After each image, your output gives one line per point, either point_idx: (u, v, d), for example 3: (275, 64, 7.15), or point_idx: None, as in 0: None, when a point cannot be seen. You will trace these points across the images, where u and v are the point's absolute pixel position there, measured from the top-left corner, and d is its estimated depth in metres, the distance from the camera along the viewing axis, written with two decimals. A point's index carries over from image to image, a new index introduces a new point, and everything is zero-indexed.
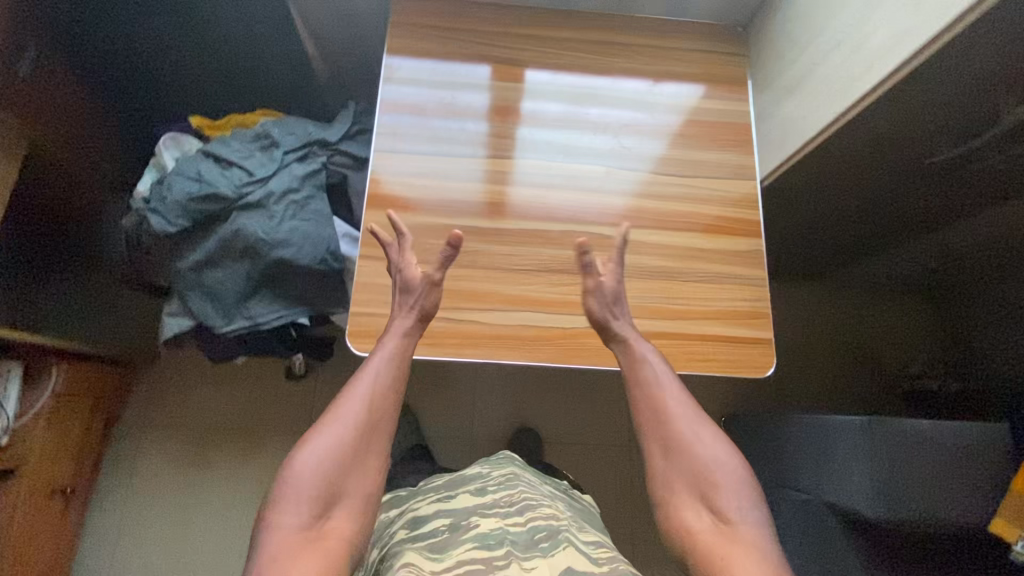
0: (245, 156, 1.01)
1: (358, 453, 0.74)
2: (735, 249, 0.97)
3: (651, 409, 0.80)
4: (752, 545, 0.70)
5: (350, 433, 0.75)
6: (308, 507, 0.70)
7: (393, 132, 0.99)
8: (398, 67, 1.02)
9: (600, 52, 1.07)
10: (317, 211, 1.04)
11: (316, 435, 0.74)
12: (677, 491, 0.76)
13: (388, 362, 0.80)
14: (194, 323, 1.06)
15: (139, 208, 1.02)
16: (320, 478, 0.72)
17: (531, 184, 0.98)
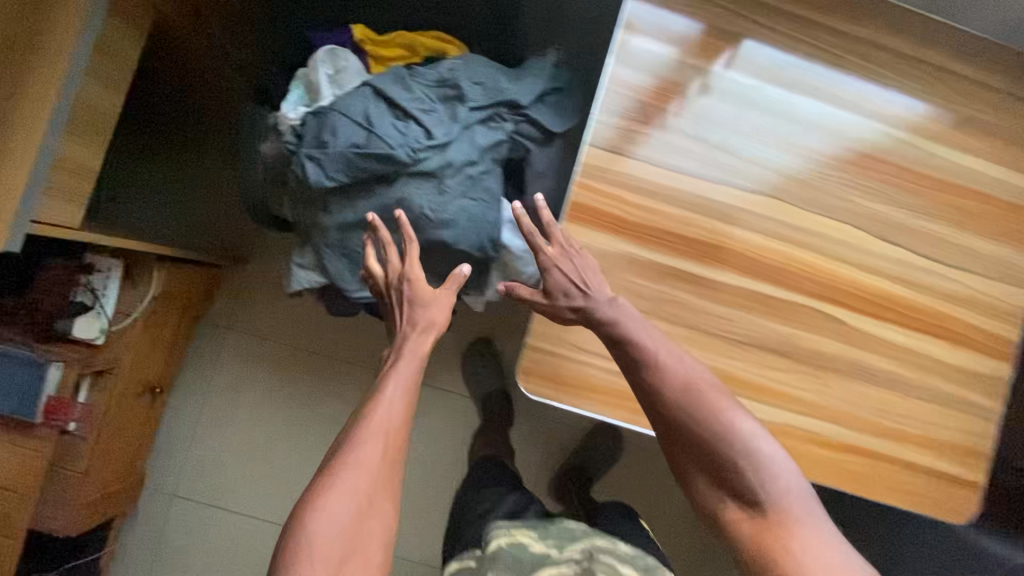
0: (423, 108, 0.82)
1: (370, 498, 0.68)
2: (977, 373, 0.81)
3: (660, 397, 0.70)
4: (798, 525, 0.65)
5: (370, 474, 0.69)
6: (329, 565, 0.63)
7: (618, 126, 0.78)
8: (641, 33, 0.78)
9: (898, 69, 0.81)
10: (491, 193, 0.86)
11: (325, 489, 0.67)
12: (699, 477, 0.70)
13: (402, 390, 0.76)
14: (324, 281, 0.93)
15: (286, 140, 0.83)
16: (338, 537, 0.65)
17: (768, 234, 0.79)
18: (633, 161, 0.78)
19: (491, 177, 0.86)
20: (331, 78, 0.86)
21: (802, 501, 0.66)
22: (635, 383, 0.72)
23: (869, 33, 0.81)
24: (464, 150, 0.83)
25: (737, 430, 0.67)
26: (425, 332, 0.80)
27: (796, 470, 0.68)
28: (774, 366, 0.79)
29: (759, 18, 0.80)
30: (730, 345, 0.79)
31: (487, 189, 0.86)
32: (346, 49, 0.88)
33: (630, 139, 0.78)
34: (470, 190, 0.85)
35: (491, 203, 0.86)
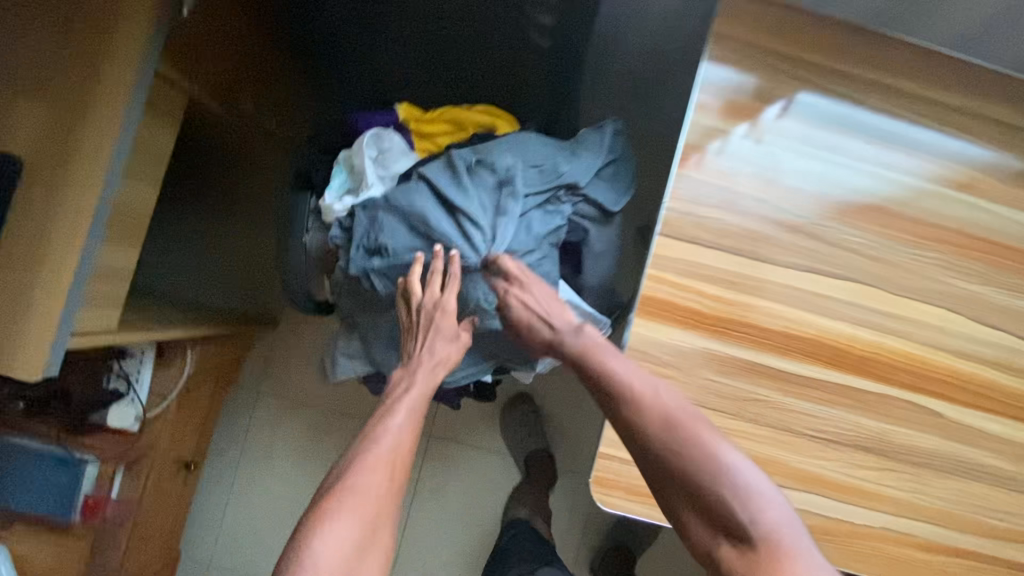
0: (478, 202, 0.77)
1: (373, 523, 0.65)
2: None
3: (642, 442, 0.62)
4: (791, 555, 0.56)
5: (369, 502, 0.66)
6: None
7: (689, 211, 0.73)
8: (711, 108, 0.73)
9: (987, 136, 0.76)
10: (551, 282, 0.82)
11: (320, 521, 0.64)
12: (686, 519, 0.61)
13: (409, 421, 0.74)
14: (372, 369, 0.89)
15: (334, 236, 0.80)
16: (340, 567, 0.61)
17: (856, 321, 0.74)
18: (708, 248, 0.72)
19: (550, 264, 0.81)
20: (377, 162, 0.82)
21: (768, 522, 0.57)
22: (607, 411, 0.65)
23: (954, 98, 0.76)
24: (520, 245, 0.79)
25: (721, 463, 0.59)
26: (438, 360, 0.78)
27: (775, 497, 0.59)
28: (867, 464, 0.73)
29: (836, 87, 0.75)
30: (819, 444, 0.73)
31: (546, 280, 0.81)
32: (392, 130, 0.84)
33: (703, 224, 0.73)
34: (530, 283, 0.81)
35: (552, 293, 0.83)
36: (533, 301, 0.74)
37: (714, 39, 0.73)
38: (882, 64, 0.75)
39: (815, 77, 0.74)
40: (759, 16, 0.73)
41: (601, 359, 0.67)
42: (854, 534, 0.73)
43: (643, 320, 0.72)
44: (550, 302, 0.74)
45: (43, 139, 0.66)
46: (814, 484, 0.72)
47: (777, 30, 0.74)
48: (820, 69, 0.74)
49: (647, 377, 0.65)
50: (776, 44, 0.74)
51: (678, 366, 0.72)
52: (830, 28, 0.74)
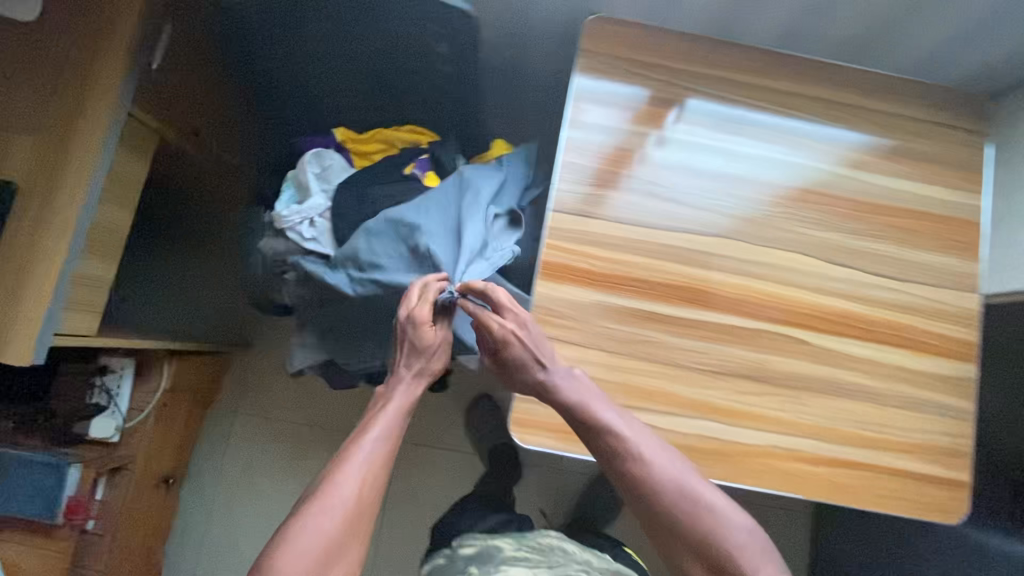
0: (463, 235, 0.89)
1: (345, 536, 0.73)
2: (941, 375, 0.86)
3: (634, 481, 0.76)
4: (750, 566, 0.73)
5: (343, 518, 0.73)
6: None
7: (575, 189, 0.87)
8: (586, 105, 0.89)
9: (820, 111, 0.92)
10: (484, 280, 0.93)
11: (283, 544, 0.71)
12: (664, 534, 0.76)
13: (385, 436, 0.80)
14: (326, 357, 1.01)
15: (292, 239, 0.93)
16: (310, 571, 0.70)
17: (725, 268, 0.87)
18: (594, 218, 0.87)
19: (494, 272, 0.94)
20: (319, 176, 0.96)
21: (718, 533, 0.74)
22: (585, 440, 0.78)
23: (787, 82, 0.92)
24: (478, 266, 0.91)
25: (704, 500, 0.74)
26: (422, 376, 0.85)
27: (745, 520, 0.75)
28: (749, 390, 0.84)
29: (689, 82, 0.90)
30: (705, 374, 0.84)
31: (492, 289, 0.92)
32: (332, 150, 0.99)
33: (588, 199, 0.87)
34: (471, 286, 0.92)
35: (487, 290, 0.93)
36: (529, 340, 0.79)
37: (582, 52, 0.89)
38: (724, 59, 0.91)
39: (671, 76, 0.90)
40: (616, 31, 0.90)
41: (592, 408, 0.76)
42: (745, 452, 0.83)
43: (543, 281, 0.85)
44: (539, 337, 0.80)
45: (32, 170, 0.81)
46: (705, 410, 0.83)
47: (632, 40, 0.91)
48: (671, 68, 0.90)
49: (637, 427, 0.77)
50: (633, 51, 0.91)
51: (576, 317, 0.84)
52: (676, 35, 0.91)
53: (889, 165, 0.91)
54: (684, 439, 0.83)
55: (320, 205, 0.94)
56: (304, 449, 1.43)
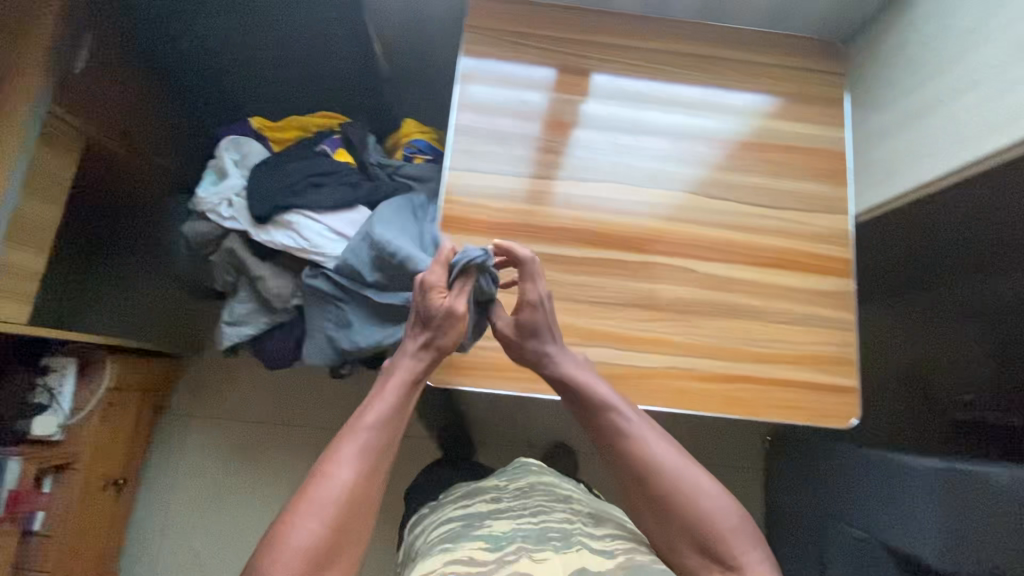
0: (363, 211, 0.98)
1: (343, 528, 0.68)
2: (822, 290, 0.92)
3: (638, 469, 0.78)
4: (748, 565, 0.74)
5: (341, 510, 0.69)
6: None
7: (469, 150, 0.95)
8: (475, 77, 0.97)
9: (688, 66, 1.01)
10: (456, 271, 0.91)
11: (274, 540, 0.66)
12: (669, 526, 0.77)
13: (387, 414, 0.75)
14: (255, 333, 1.04)
15: (215, 218, 0.99)
16: (304, 564, 0.65)
17: (614, 209, 0.94)
18: (488, 174, 0.94)
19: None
20: (238, 162, 1.03)
21: (712, 521, 0.76)
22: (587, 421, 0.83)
23: (660, 43, 1.01)
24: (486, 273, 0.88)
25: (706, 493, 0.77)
26: (429, 354, 0.81)
27: (742, 517, 0.77)
28: (643, 318, 0.90)
29: (567, 49, 1.00)
30: (600, 307, 0.90)
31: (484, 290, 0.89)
32: (250, 138, 1.06)
33: (481, 157, 0.95)
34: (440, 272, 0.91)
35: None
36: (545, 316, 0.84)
37: (468, 29, 0.98)
38: (599, 27, 1.00)
39: (550, 45, 1.00)
40: (498, 8, 1.00)
41: (592, 389, 0.83)
42: (642, 376, 0.88)
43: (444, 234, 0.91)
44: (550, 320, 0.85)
45: None
46: (604, 339, 0.89)
47: (513, 15, 1.00)
48: (551, 39, 1.00)
49: (643, 418, 0.81)
50: (515, 25, 1.00)
51: None
52: (554, 9, 1.01)
53: (757, 109, 1.00)
54: None
55: (238, 186, 1.00)
56: (258, 447, 1.45)
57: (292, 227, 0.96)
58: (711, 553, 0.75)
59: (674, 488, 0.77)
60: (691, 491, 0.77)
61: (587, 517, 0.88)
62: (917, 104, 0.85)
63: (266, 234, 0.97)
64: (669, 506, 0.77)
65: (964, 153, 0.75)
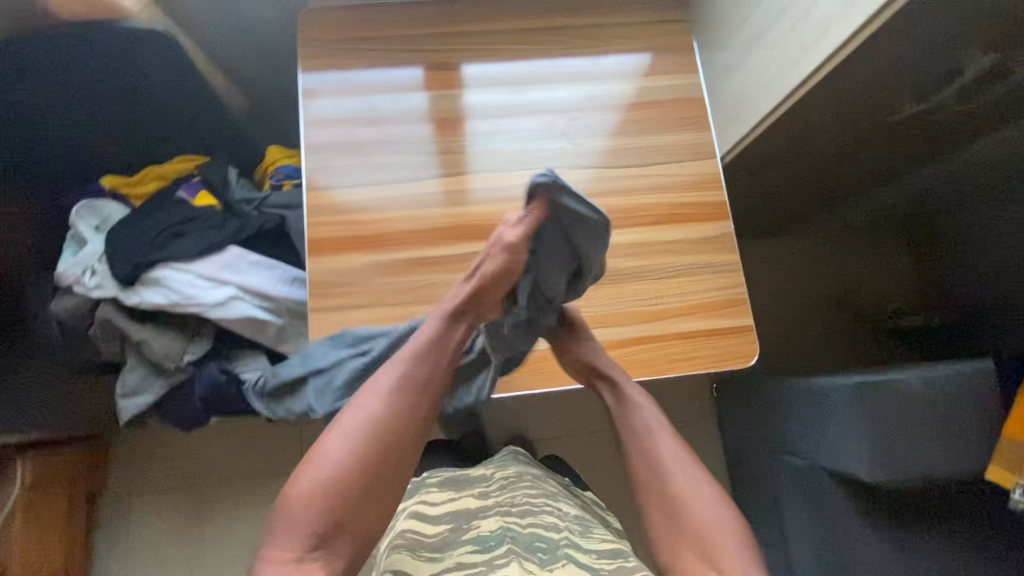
0: (231, 251, 0.95)
1: (374, 466, 0.67)
2: (702, 237, 0.93)
3: (650, 465, 0.78)
4: None
5: (370, 440, 0.67)
6: (307, 533, 0.64)
7: (327, 167, 0.92)
8: (319, 94, 0.94)
9: (533, 41, 0.99)
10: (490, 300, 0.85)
11: (312, 457, 0.67)
12: (677, 529, 0.73)
13: (423, 360, 0.73)
14: (155, 399, 1.00)
15: (84, 292, 0.94)
16: (333, 488, 0.65)
17: (485, 200, 0.93)
18: (350, 187, 0.91)
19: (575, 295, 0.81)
20: (97, 227, 0.98)
21: (720, 534, 0.71)
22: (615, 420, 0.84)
23: (504, 24, 1.00)
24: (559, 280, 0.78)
25: (714, 503, 0.74)
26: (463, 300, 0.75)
27: (751, 539, 0.71)
28: None
29: (408, 46, 0.97)
30: None
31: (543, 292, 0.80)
32: (106, 198, 1.01)
33: (341, 172, 0.92)
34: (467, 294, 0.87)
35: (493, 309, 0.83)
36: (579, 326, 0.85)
37: (302, 44, 0.95)
38: (439, 18, 0.98)
39: (390, 45, 0.97)
40: (331, 18, 0.97)
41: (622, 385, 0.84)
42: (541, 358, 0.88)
43: (314, 260, 0.88)
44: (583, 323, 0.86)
45: None
46: None
47: (348, 22, 0.97)
48: (392, 39, 0.97)
49: (664, 421, 0.81)
50: (351, 32, 0.96)
51: (353, 283, 0.87)
52: (389, 8, 0.98)
53: (609, 70, 0.99)
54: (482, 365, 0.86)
55: (99, 252, 0.96)
56: (203, 508, 1.39)
57: (162, 283, 0.92)
58: (714, 564, 0.69)
59: (685, 493, 0.74)
60: (704, 501, 0.74)
61: (577, 523, 0.85)
62: (748, 38, 0.85)
63: (136, 295, 0.92)
64: (678, 510, 0.74)
65: (790, 80, 0.76)
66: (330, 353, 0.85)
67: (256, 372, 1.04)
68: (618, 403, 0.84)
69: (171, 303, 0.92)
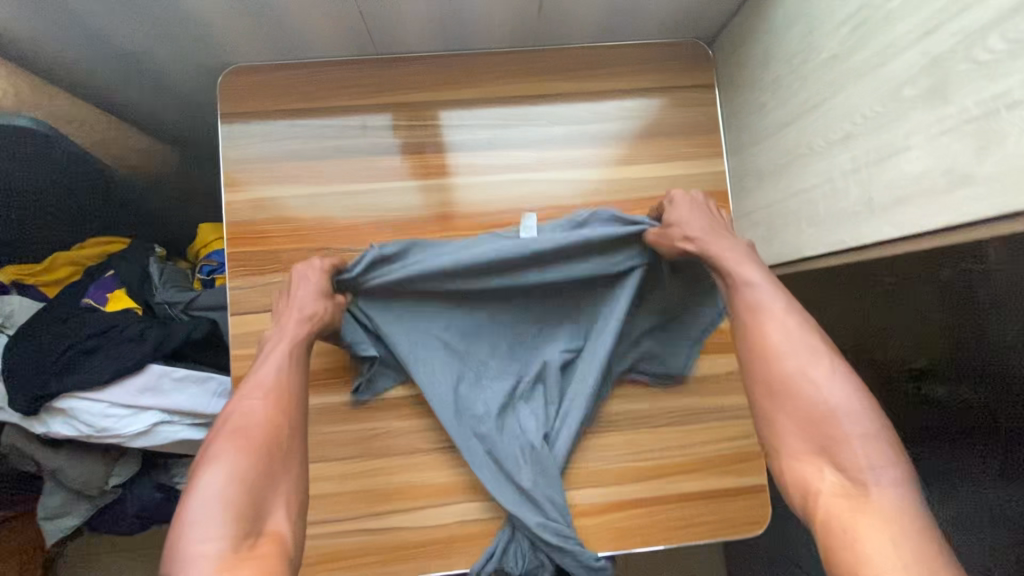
0: (148, 370, 0.80)
1: (275, 429, 0.59)
2: (714, 375, 0.77)
3: (750, 349, 0.59)
4: (883, 494, 0.47)
5: (268, 405, 0.60)
6: (226, 519, 0.51)
7: (256, 283, 0.75)
8: (247, 185, 0.76)
9: (514, 113, 0.80)
10: (502, 319, 0.75)
11: (202, 459, 0.55)
12: (784, 430, 0.55)
13: (285, 356, 0.64)
14: (81, 520, 0.88)
15: None
16: (244, 467, 0.54)
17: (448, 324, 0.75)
18: None
19: (529, 241, 0.71)
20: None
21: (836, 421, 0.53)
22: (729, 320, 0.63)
23: (476, 91, 0.80)
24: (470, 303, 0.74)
25: (842, 390, 0.54)
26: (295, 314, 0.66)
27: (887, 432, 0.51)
28: None
29: (361, 119, 0.78)
30: (452, 452, 0.74)
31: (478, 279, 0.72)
32: (8, 292, 0.84)
33: (273, 289, 0.75)
34: (465, 346, 0.74)
35: (501, 336, 0.75)
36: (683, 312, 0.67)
37: (225, 119, 0.76)
38: (395, 83, 0.78)
39: (335, 119, 0.78)
40: (259, 84, 0.77)
41: (743, 270, 0.63)
42: None
43: None
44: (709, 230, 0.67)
45: None
46: (462, 492, 0.73)
47: (281, 89, 0.77)
48: (336, 110, 0.78)
49: (785, 299, 0.60)
50: (284, 103, 0.77)
51: None
52: (332, 69, 0.78)
53: (608, 153, 0.80)
54: (445, 534, 0.73)
55: None
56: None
57: (69, 414, 0.78)
58: (830, 460, 0.52)
59: (794, 374, 0.56)
60: (820, 385, 0.54)
61: None
62: (786, 149, 0.66)
63: (43, 425, 0.79)
64: (782, 395, 0.56)
65: (843, 237, 0.57)
66: None
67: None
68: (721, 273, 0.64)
69: (83, 434, 0.79)
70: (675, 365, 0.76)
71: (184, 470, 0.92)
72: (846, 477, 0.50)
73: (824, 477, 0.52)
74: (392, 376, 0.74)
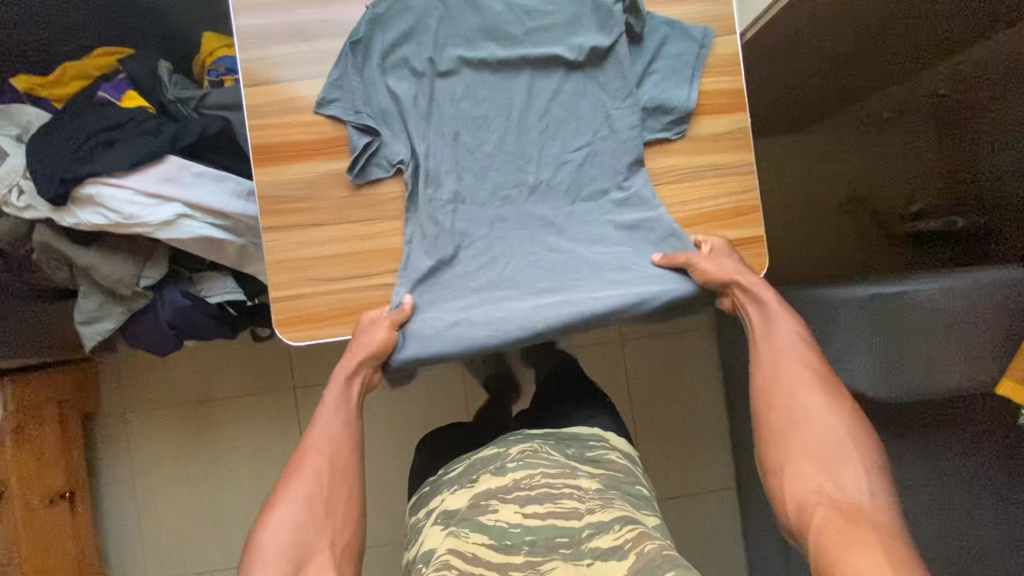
0: (166, 162, 0.82)
1: (339, 446, 0.69)
2: (713, 133, 0.80)
3: (763, 401, 0.69)
4: (880, 525, 0.56)
5: (338, 440, 0.70)
6: (301, 528, 0.63)
7: (268, 55, 0.77)
8: None
9: None
10: (506, 104, 0.79)
11: (291, 475, 0.67)
12: (798, 465, 0.63)
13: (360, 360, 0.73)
14: (117, 326, 0.93)
15: (17, 210, 0.83)
16: (314, 490, 0.66)
17: (452, 160, 0.78)
18: (295, 80, 0.77)
19: (515, 17, 0.78)
20: (18, 138, 0.84)
21: (844, 448, 0.63)
22: (754, 343, 0.73)
23: None
24: (480, 91, 0.78)
25: (835, 423, 0.65)
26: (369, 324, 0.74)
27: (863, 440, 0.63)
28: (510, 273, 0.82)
29: None
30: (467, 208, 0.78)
31: (477, 65, 0.78)
32: (22, 102, 0.87)
33: (284, 62, 0.77)
34: (476, 133, 0.78)
35: (509, 126, 0.79)
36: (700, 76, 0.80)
37: None
38: None
39: None
40: None
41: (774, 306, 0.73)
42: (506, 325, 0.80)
43: (262, 168, 0.76)
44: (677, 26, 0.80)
45: None
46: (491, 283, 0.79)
47: None
48: None
49: (800, 342, 0.71)
50: None
51: (310, 195, 0.77)
52: None
53: None
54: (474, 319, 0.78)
55: (21, 166, 0.82)
56: (211, 421, 1.35)
57: (97, 201, 0.81)
58: (833, 480, 0.61)
59: (810, 418, 0.65)
60: (832, 421, 0.65)
61: (599, 499, 0.71)
62: None
63: (72, 215, 0.82)
64: (796, 421, 0.66)
65: None
66: (293, 275, 0.76)
67: (224, 295, 0.96)
68: (760, 319, 0.74)
69: (113, 222, 0.82)
70: (680, 97, 0.79)
71: (211, 283, 0.96)
72: (842, 495, 0.60)
73: (822, 507, 0.59)
74: (386, 166, 0.77)
